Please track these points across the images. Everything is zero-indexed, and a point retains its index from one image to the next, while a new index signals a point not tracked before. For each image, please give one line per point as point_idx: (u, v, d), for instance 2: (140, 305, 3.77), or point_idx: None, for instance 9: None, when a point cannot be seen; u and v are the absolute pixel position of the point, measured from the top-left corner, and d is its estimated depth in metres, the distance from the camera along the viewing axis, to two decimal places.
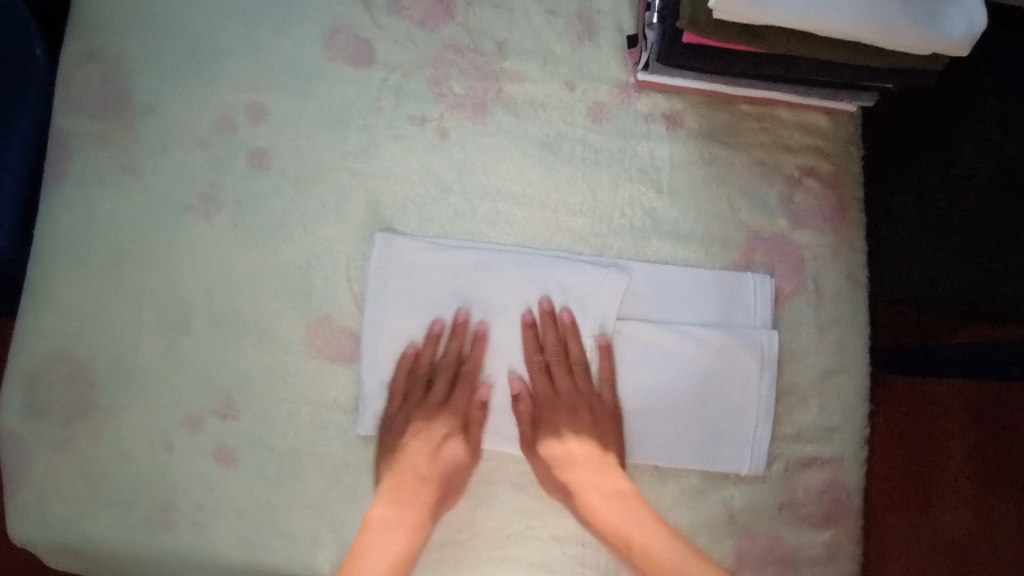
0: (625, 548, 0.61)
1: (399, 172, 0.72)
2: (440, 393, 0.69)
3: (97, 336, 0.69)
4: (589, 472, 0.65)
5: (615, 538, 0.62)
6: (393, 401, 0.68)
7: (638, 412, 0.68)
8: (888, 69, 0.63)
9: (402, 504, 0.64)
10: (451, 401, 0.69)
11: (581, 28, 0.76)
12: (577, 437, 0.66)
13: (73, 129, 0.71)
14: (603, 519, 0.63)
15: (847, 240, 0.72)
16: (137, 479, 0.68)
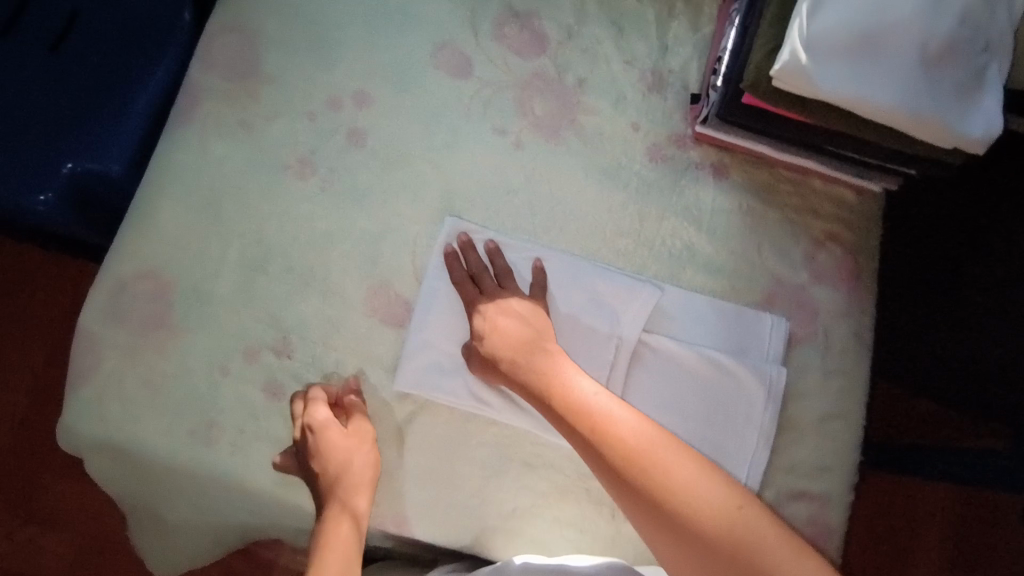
0: (594, 430, 0.64)
1: (474, 172, 0.82)
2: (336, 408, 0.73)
3: (183, 262, 0.77)
4: (544, 356, 0.70)
5: (588, 426, 0.65)
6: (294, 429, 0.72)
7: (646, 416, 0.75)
8: (913, 156, 0.72)
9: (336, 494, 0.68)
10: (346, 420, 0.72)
11: (652, 80, 0.86)
12: (517, 317, 0.72)
13: (203, 84, 0.81)
14: (582, 414, 0.65)
15: (858, 302, 0.80)
16: (189, 395, 0.74)
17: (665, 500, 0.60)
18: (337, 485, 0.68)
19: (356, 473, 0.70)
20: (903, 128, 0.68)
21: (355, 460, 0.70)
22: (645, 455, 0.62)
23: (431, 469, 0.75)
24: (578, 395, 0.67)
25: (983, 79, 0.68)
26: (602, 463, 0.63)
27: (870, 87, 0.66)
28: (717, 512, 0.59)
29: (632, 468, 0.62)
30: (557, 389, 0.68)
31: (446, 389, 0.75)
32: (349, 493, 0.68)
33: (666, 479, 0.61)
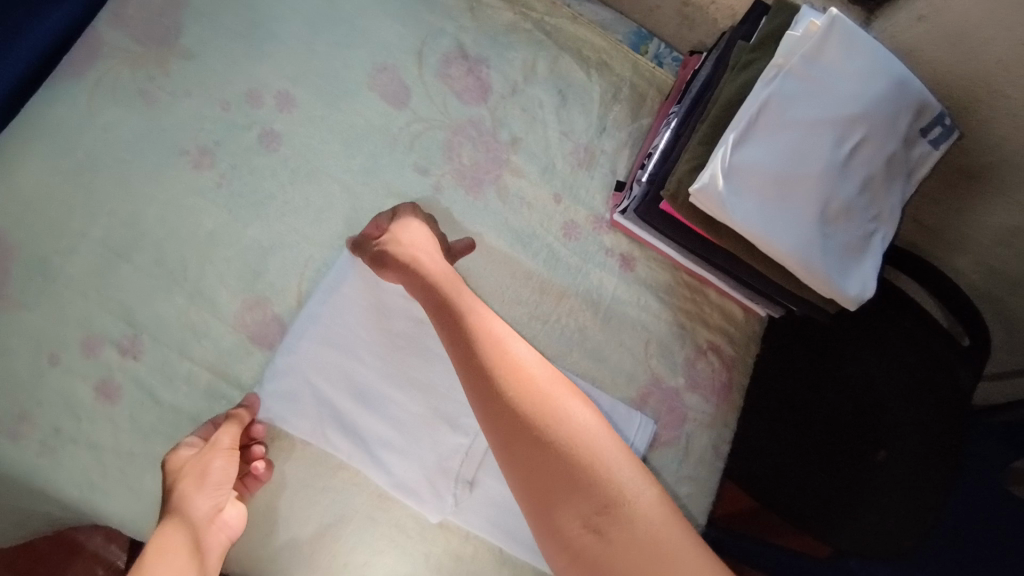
0: (488, 333, 0.63)
1: (385, 204, 0.79)
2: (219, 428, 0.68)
3: (35, 231, 0.68)
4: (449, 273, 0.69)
5: (482, 340, 0.63)
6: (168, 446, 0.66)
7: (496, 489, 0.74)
8: (798, 297, 0.77)
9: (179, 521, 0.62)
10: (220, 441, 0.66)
11: (583, 157, 0.87)
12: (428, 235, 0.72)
13: (109, 41, 0.73)
14: (480, 325, 0.64)
15: (724, 414, 0.84)
16: (4, 379, 0.65)
17: (545, 422, 0.58)
18: (179, 512, 0.63)
19: (205, 505, 0.64)
20: (792, 270, 0.72)
21: (207, 487, 0.65)
22: (535, 382, 0.61)
23: (267, 508, 0.70)
24: (478, 310, 0.66)
25: (869, 244, 0.73)
26: (486, 377, 0.61)
27: (772, 225, 0.69)
28: (593, 439, 0.59)
29: (519, 385, 0.60)
30: (459, 298, 0.66)
31: (301, 425, 0.70)
32: (196, 519, 0.63)
33: (550, 406, 0.60)
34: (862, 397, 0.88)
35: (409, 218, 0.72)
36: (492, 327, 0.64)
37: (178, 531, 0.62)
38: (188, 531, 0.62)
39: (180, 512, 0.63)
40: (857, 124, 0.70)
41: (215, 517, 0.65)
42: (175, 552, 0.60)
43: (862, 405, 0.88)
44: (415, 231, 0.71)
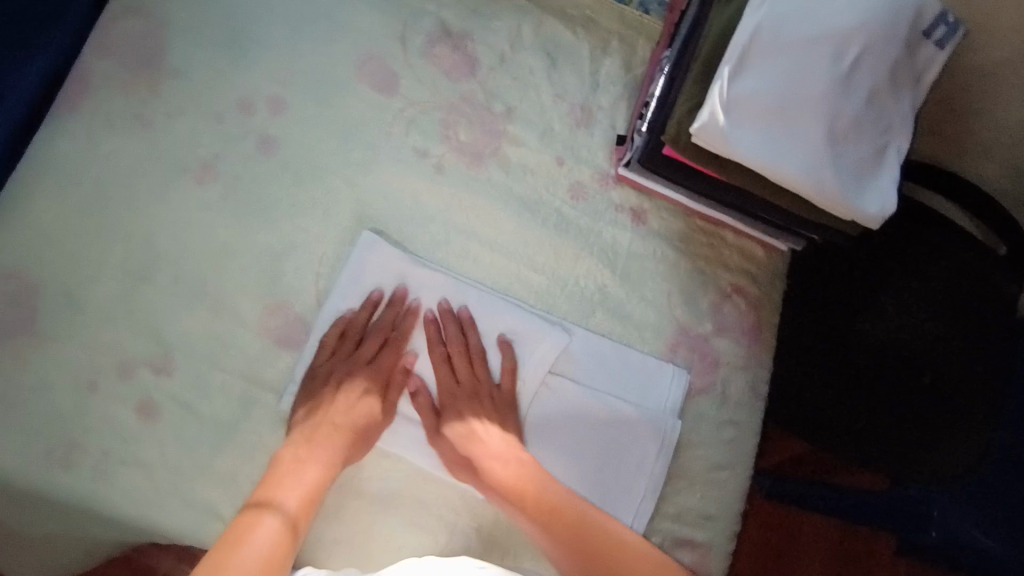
0: (502, 486, 0.70)
1: (390, 192, 0.79)
2: (366, 354, 0.73)
3: (56, 264, 0.70)
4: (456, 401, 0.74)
5: (496, 484, 0.70)
6: (320, 351, 0.73)
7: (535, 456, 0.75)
8: (815, 224, 0.75)
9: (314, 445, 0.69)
10: (376, 362, 0.74)
11: (580, 116, 0.86)
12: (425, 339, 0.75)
13: (98, 70, 0.74)
14: (490, 468, 0.70)
15: (757, 355, 0.83)
16: (50, 410, 0.68)
17: (574, 526, 0.68)
18: (276, 493, 0.65)
19: (297, 492, 0.66)
20: (807, 196, 0.70)
21: (304, 474, 0.67)
22: (560, 499, 0.69)
23: (316, 503, 0.71)
24: (486, 437, 0.72)
25: (883, 159, 0.71)
26: (514, 504, 0.69)
27: (779, 154, 0.68)
28: (616, 539, 0.68)
29: (540, 514, 0.68)
30: (466, 425, 0.72)
31: None
32: (288, 505, 0.65)
33: (571, 516, 0.68)
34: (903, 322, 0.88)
35: (386, 317, 0.74)
36: (499, 475, 0.70)
37: (270, 514, 0.64)
38: (281, 514, 0.64)
39: (274, 494, 0.65)
40: (854, 37, 0.67)
41: (307, 507, 0.66)
42: (266, 534, 0.62)
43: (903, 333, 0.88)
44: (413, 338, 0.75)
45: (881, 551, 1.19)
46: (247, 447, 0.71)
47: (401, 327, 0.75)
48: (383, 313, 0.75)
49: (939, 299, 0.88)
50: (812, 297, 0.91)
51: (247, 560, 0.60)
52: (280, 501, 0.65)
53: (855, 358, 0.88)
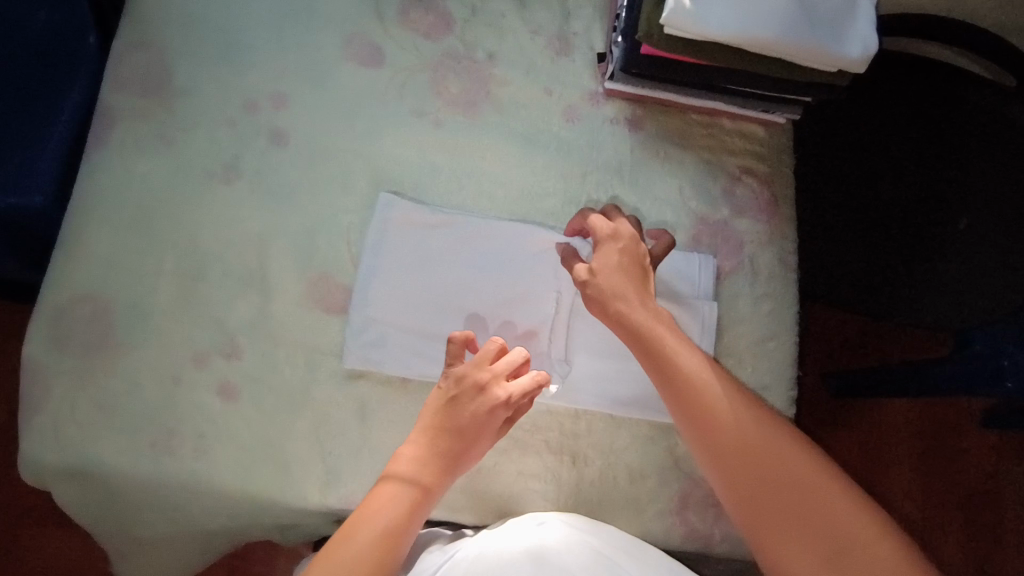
0: (645, 343, 0.70)
1: (398, 154, 0.84)
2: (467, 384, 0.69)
3: (120, 281, 0.77)
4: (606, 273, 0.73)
5: (645, 347, 0.69)
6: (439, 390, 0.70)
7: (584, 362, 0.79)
8: (804, 84, 0.77)
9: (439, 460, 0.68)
10: (476, 386, 0.69)
11: (559, 45, 0.89)
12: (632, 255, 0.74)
13: (118, 104, 0.82)
14: (642, 335, 0.70)
15: (779, 228, 0.85)
16: (145, 408, 0.75)
17: (708, 409, 0.67)
18: (414, 468, 0.67)
19: (428, 470, 0.67)
20: (789, 57, 0.72)
21: (438, 460, 0.67)
22: (659, 335, 0.70)
23: (395, 444, 0.76)
24: (635, 309, 0.71)
25: (853, 5, 0.72)
26: (661, 369, 0.69)
27: (751, 21, 0.70)
28: (749, 431, 0.66)
29: (684, 388, 0.68)
30: (612, 294, 0.72)
31: (395, 360, 0.78)
32: (421, 478, 0.67)
33: (713, 401, 0.67)
34: (926, 169, 0.94)
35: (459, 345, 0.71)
36: (644, 334, 0.70)
37: (403, 486, 0.66)
38: (412, 487, 0.66)
39: (408, 470, 0.67)
40: None
41: (439, 482, 0.67)
42: (398, 505, 0.65)
43: (929, 180, 0.94)
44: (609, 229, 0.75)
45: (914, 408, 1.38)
46: (322, 408, 0.77)
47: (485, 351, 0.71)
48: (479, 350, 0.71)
49: (951, 148, 0.94)
50: (830, 166, 0.96)
51: (376, 528, 0.63)
52: (411, 475, 0.66)
53: (878, 210, 0.94)
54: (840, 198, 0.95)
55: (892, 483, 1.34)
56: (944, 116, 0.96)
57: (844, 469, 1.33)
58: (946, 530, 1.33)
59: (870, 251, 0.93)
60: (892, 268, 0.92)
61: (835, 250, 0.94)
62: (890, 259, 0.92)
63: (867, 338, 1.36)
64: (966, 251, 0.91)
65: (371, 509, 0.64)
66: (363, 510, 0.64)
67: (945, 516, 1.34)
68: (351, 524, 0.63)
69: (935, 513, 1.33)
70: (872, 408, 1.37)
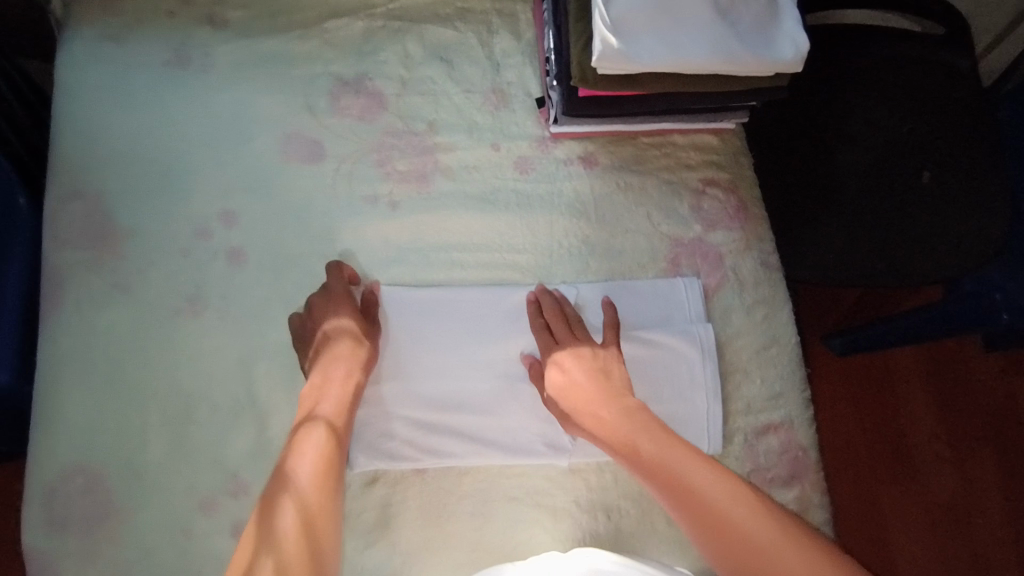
0: (622, 446, 0.67)
1: (360, 244, 0.82)
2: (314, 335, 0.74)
3: (107, 444, 0.74)
4: (555, 371, 0.74)
5: (625, 449, 0.67)
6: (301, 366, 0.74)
7: None
8: (747, 91, 0.76)
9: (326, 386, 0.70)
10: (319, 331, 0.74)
11: (496, 98, 0.88)
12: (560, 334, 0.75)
13: (64, 261, 0.79)
14: (619, 437, 0.68)
15: (754, 233, 0.84)
16: (162, 569, 0.72)
17: (693, 500, 0.62)
18: (313, 404, 0.69)
19: (331, 399, 0.69)
20: (725, 73, 0.71)
21: (336, 380, 0.71)
22: (635, 437, 0.67)
23: (425, 544, 0.74)
24: (603, 412, 0.70)
25: (776, 10, 0.72)
26: (643, 466, 0.65)
27: (680, 47, 0.69)
28: (739, 523, 0.59)
29: (667, 483, 0.63)
30: (570, 396, 0.72)
31: (405, 453, 0.75)
32: (325, 412, 0.68)
33: (698, 494, 0.62)
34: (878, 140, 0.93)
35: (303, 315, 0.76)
36: (619, 438, 0.68)
37: (310, 424, 0.67)
38: (319, 422, 0.68)
39: (311, 405, 0.69)
40: None
41: (343, 408, 0.70)
42: (313, 441, 0.66)
43: (882, 143, 0.93)
44: (534, 320, 0.77)
45: (917, 355, 1.38)
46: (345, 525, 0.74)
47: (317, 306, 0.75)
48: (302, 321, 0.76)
49: (897, 104, 0.94)
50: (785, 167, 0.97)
51: (305, 477, 0.64)
52: (316, 411, 0.68)
53: (841, 184, 0.93)
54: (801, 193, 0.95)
55: (915, 435, 1.33)
56: (883, 73, 0.95)
57: (866, 432, 1.33)
58: (979, 465, 1.32)
59: (845, 227, 0.92)
60: (868, 235, 0.91)
61: (811, 232, 0.94)
62: (866, 228, 0.91)
63: (862, 298, 1.36)
64: (937, 201, 0.90)
65: (291, 478, 0.63)
66: (283, 462, 0.65)
67: (975, 453, 1.32)
68: (275, 483, 0.63)
69: (964, 454, 1.32)
70: (880, 364, 1.37)
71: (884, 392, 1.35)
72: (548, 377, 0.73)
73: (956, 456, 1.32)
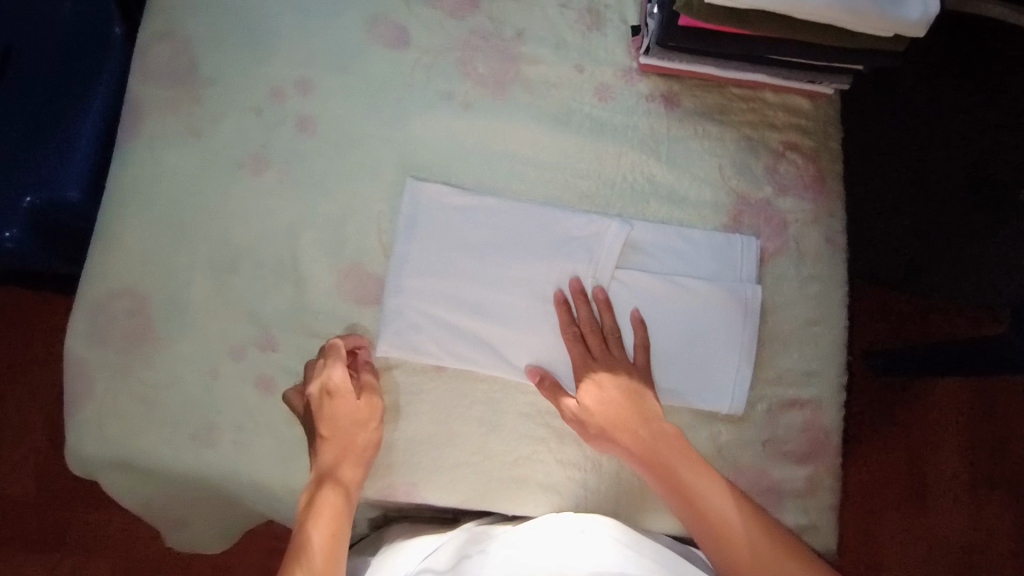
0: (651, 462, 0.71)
1: (426, 138, 0.82)
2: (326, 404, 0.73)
3: (155, 276, 0.78)
4: (587, 396, 0.73)
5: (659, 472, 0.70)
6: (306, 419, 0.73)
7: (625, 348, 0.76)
8: (856, 51, 0.72)
9: (348, 437, 0.72)
10: (333, 399, 0.72)
11: (590, 19, 0.86)
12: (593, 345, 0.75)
13: (145, 96, 0.81)
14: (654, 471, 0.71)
15: (826, 207, 0.81)
16: (185, 401, 0.76)
17: (701, 519, 0.68)
18: (332, 471, 0.71)
19: (350, 470, 0.72)
20: (840, 24, 0.67)
21: (347, 459, 0.72)
22: (669, 465, 0.70)
23: (432, 436, 0.76)
24: (638, 442, 0.72)
25: None
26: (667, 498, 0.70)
27: None
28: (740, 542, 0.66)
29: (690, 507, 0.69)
30: (599, 393, 0.73)
31: (429, 348, 0.76)
32: (343, 478, 0.71)
33: (706, 515, 0.68)
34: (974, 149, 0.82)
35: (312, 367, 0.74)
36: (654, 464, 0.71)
37: (330, 488, 0.70)
38: (337, 488, 0.70)
39: (331, 469, 0.71)
40: None
41: (358, 478, 0.72)
42: (329, 507, 0.69)
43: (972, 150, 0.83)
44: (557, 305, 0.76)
45: (956, 387, 1.30)
46: None
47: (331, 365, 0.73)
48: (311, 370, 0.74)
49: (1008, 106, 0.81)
50: (875, 161, 0.92)
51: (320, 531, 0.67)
52: (337, 475, 0.71)
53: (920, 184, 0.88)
54: (880, 196, 0.93)
55: (935, 466, 1.28)
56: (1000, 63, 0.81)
57: (886, 454, 1.28)
58: (992, 512, 1.26)
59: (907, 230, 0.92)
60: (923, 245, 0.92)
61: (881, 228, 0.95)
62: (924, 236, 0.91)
63: (918, 313, 1.29)
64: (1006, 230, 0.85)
65: (311, 529, 0.67)
66: (304, 511, 0.69)
67: (992, 498, 1.27)
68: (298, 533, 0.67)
69: (980, 496, 1.27)
70: (918, 388, 1.30)
71: (914, 415, 1.29)
72: (581, 394, 0.73)
73: (972, 496, 1.27)
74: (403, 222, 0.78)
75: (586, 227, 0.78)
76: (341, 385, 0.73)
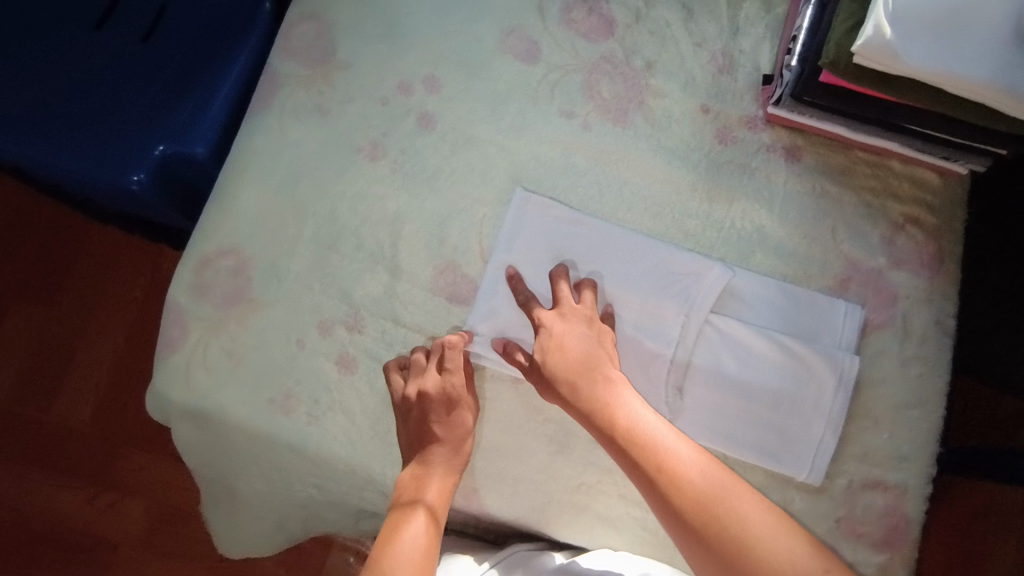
0: (608, 426, 0.67)
1: (541, 153, 0.83)
2: (438, 408, 0.73)
3: (262, 242, 0.80)
4: (554, 356, 0.71)
5: (619, 436, 0.66)
6: (412, 417, 0.73)
7: (706, 394, 0.75)
8: (1004, 133, 0.69)
9: (453, 452, 0.72)
10: (448, 406, 0.73)
11: (723, 62, 0.85)
12: (576, 318, 0.73)
13: (283, 71, 0.84)
14: (620, 435, 0.66)
15: (941, 288, 0.78)
16: (270, 365, 0.78)
17: (678, 485, 0.63)
18: (417, 490, 0.69)
19: (436, 488, 0.70)
20: (994, 105, 0.64)
21: (438, 474, 0.71)
22: (634, 434, 0.66)
23: (499, 445, 0.76)
24: (602, 404, 0.68)
25: None
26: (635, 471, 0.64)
27: (961, 60, 0.62)
28: (728, 512, 0.61)
29: (665, 477, 0.63)
30: (562, 347, 0.71)
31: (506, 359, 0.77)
32: (428, 499, 0.69)
33: (683, 482, 0.63)
34: None
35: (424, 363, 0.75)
36: (613, 424, 0.66)
37: (412, 506, 0.68)
38: (422, 508, 0.68)
39: (413, 488, 0.70)
40: None
41: (445, 499, 0.70)
42: (414, 524, 0.67)
43: None
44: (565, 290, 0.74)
45: None
46: None
47: (455, 369, 0.74)
48: (424, 367, 0.75)
49: None
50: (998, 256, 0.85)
51: (412, 538, 0.65)
52: (420, 494, 0.69)
53: None
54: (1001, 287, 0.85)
55: None
56: None
57: None
58: None
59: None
60: None
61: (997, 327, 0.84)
62: None
63: None
64: None
65: (402, 531, 0.66)
66: (394, 517, 0.67)
67: None
68: (387, 536, 0.66)
69: None
70: None
71: None
72: (549, 355, 0.71)
73: None
74: (510, 224, 0.79)
75: (661, 255, 0.77)
76: (435, 391, 0.73)
